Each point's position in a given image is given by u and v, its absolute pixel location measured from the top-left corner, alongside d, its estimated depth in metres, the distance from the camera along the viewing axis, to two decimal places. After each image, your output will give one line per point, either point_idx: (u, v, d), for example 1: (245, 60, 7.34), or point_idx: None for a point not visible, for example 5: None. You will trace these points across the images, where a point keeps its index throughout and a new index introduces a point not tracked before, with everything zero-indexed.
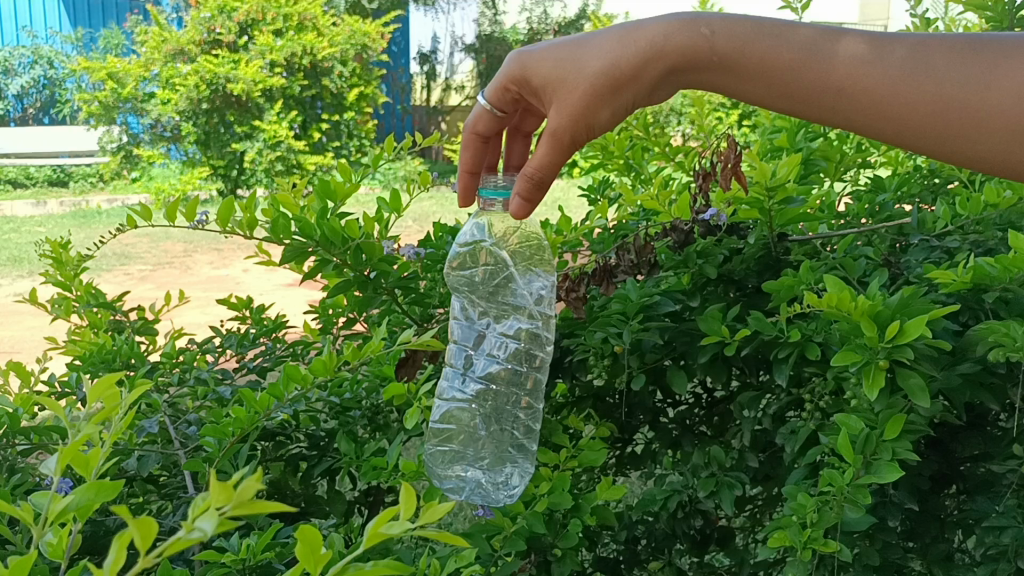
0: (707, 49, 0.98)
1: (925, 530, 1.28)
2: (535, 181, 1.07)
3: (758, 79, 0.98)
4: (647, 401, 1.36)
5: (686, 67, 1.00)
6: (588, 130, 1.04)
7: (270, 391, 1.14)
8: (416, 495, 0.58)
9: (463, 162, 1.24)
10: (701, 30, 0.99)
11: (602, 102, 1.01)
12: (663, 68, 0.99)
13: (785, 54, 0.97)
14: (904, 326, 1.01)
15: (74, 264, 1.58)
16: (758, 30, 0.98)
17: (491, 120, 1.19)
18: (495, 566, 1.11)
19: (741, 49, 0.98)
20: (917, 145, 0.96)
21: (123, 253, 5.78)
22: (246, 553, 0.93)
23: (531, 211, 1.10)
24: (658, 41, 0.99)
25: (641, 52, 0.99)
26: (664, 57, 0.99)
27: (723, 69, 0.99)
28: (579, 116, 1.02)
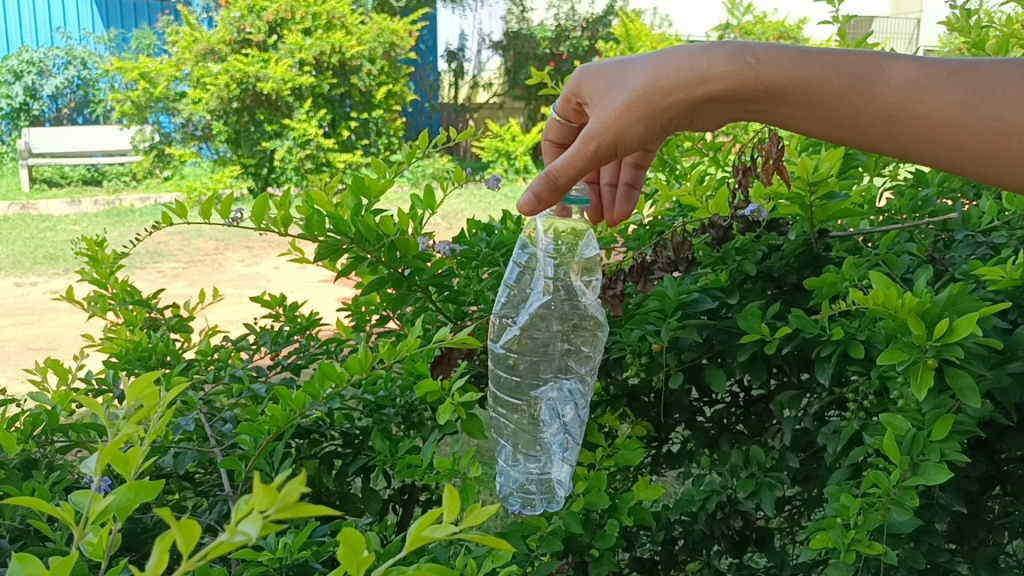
0: (752, 78, 0.96)
1: (972, 533, 1.24)
2: (551, 182, 1.04)
3: (805, 105, 0.96)
4: (685, 399, 1.33)
5: (729, 96, 0.98)
6: (618, 144, 1.02)
7: (306, 389, 1.14)
8: (459, 498, 0.57)
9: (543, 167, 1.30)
10: (747, 60, 0.97)
11: (636, 118, 1.00)
12: (704, 94, 0.97)
13: (833, 82, 0.95)
14: (953, 324, 0.98)
15: (110, 262, 1.59)
16: (804, 58, 0.96)
17: (563, 131, 1.25)
18: (531, 567, 1.09)
19: (787, 78, 0.96)
20: (974, 172, 0.94)
21: (156, 251, 5.84)
22: (283, 552, 0.92)
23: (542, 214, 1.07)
24: (700, 67, 0.97)
25: (682, 73, 0.97)
26: (707, 83, 0.97)
27: (769, 97, 0.97)
28: (611, 126, 1.01)
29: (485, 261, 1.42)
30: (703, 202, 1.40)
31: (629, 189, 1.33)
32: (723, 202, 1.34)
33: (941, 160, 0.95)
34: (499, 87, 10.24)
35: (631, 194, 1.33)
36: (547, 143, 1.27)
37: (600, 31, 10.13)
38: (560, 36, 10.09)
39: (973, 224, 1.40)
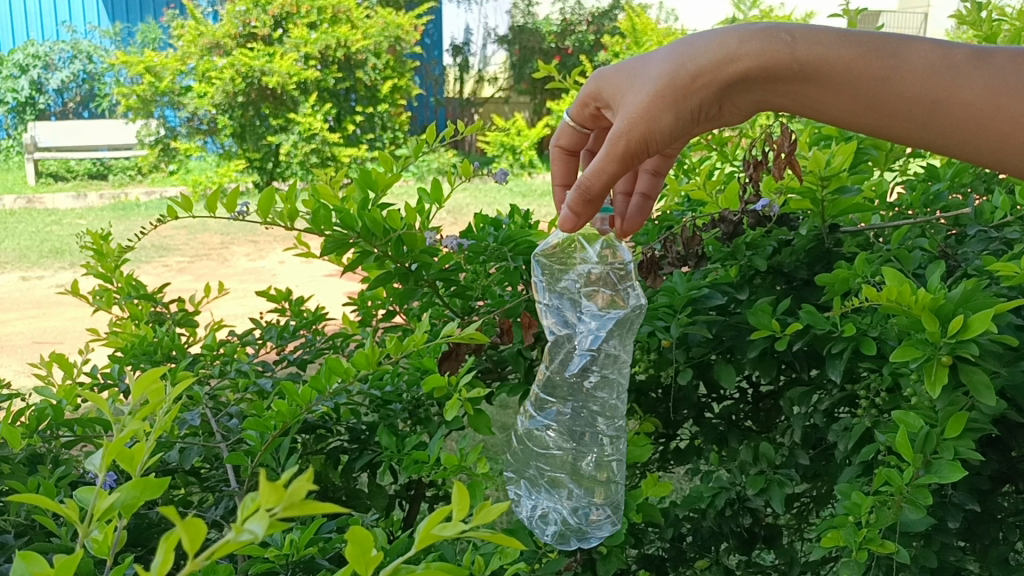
0: (788, 56, 0.97)
1: (985, 531, 1.21)
2: (584, 194, 1.07)
3: (842, 89, 0.96)
4: (693, 395, 1.31)
5: (763, 76, 0.98)
6: (646, 137, 1.02)
7: (312, 384, 1.13)
8: (469, 495, 0.55)
9: (555, 177, 1.29)
10: (782, 37, 0.97)
11: (664, 106, 1.00)
12: (735, 72, 0.98)
13: (870, 64, 0.95)
14: (967, 321, 0.97)
15: (115, 256, 1.58)
16: (840, 40, 0.96)
17: (574, 136, 1.24)
18: (538, 563, 1.10)
19: (824, 57, 0.96)
20: (1015, 163, 0.94)
21: (162, 245, 5.85)
22: (290, 549, 0.92)
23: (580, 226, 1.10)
24: (731, 45, 0.98)
25: (710, 55, 0.98)
26: (740, 60, 0.98)
27: (805, 78, 0.97)
28: (639, 118, 1.01)
29: (492, 255, 1.34)
30: (712, 197, 1.40)
31: (643, 200, 1.30)
32: (732, 196, 1.33)
33: (984, 153, 0.95)
34: (504, 82, 10.21)
35: (645, 205, 1.30)
36: (557, 149, 1.26)
37: (606, 25, 10.06)
38: (566, 30, 10.05)
39: (986, 219, 1.39)
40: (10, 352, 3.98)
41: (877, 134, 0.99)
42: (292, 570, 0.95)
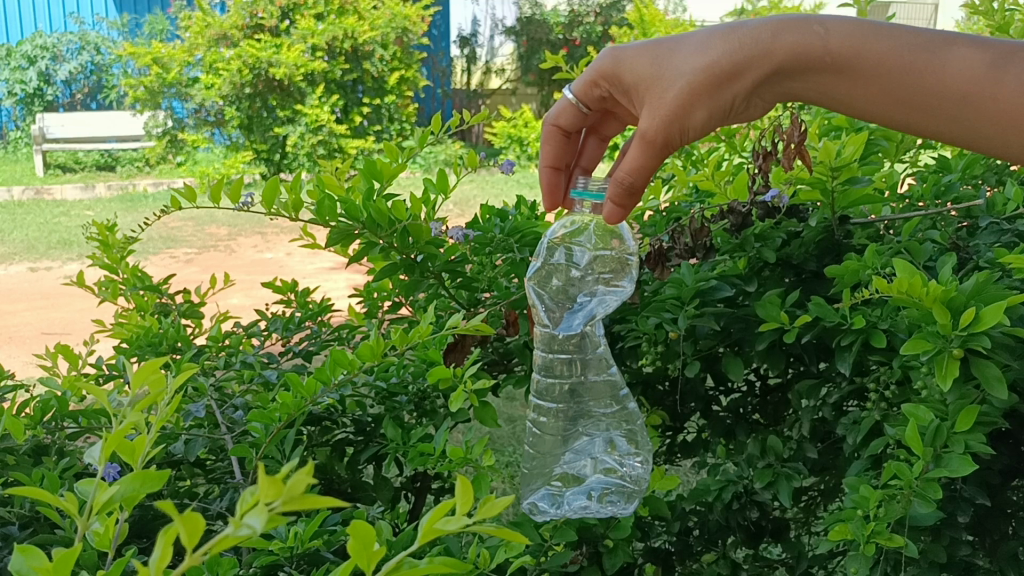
0: (820, 48, 1.00)
1: (995, 526, 1.20)
2: (629, 189, 1.09)
3: (871, 81, 1.00)
4: (700, 388, 1.32)
5: (794, 67, 1.01)
6: (680, 131, 1.05)
7: (317, 375, 1.12)
8: (473, 489, 0.54)
9: (544, 158, 1.27)
10: (815, 30, 1.00)
11: (699, 101, 1.02)
12: (769, 65, 1.01)
13: (901, 58, 0.98)
14: (980, 313, 0.95)
15: (121, 248, 1.57)
16: (871, 31, 1.00)
17: (575, 115, 1.23)
18: (545, 557, 1.09)
19: (855, 49, 0.99)
20: None
21: (169, 237, 5.86)
22: (294, 541, 0.92)
23: (623, 217, 1.11)
24: (766, 38, 1.00)
25: (747, 50, 1.00)
26: (773, 53, 1.01)
27: (834, 70, 1.00)
28: (672, 114, 1.03)
29: (498, 247, 1.34)
30: (721, 187, 1.39)
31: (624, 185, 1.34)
32: (742, 186, 1.34)
33: (1007, 146, 0.98)
34: (512, 73, 10.18)
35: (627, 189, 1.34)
36: (552, 127, 1.25)
37: (613, 16, 9.98)
38: (573, 22, 10.01)
39: (998, 212, 1.37)
40: (18, 343, 3.99)
41: (901, 125, 1.02)
42: (296, 562, 0.94)
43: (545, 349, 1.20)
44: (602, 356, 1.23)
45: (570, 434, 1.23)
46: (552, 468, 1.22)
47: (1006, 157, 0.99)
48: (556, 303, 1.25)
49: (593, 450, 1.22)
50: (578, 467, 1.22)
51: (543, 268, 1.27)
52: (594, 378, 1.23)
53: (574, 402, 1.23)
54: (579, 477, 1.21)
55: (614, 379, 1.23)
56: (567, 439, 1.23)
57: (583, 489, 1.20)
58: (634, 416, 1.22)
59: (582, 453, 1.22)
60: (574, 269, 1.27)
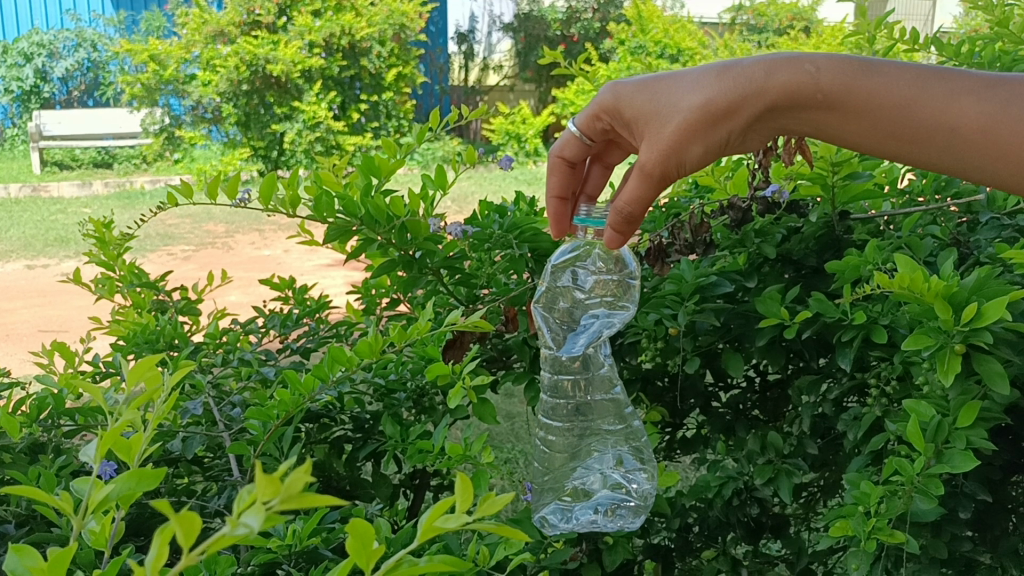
0: (812, 86, 0.96)
1: (995, 522, 1.20)
2: (627, 218, 1.07)
3: (863, 117, 0.97)
4: (699, 384, 1.31)
5: (789, 105, 0.98)
6: (678, 166, 1.02)
7: (315, 373, 1.12)
8: (473, 486, 0.53)
9: (549, 189, 1.21)
10: (806, 68, 0.97)
11: (696, 138, 0.99)
12: (763, 104, 0.98)
13: (893, 93, 0.95)
14: (982, 308, 0.95)
15: (118, 245, 1.56)
16: (863, 67, 0.97)
17: (578, 146, 1.17)
18: (545, 553, 1.11)
19: (847, 86, 0.96)
20: None
21: (167, 234, 5.85)
22: (293, 539, 0.91)
23: (623, 243, 1.11)
24: (759, 77, 0.97)
25: (742, 88, 0.97)
26: (766, 93, 0.97)
27: (828, 108, 0.97)
28: (669, 150, 1.00)
29: (497, 243, 1.30)
30: (721, 183, 1.38)
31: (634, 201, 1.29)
32: (741, 181, 1.33)
33: (1004, 178, 0.95)
34: (509, 70, 10.16)
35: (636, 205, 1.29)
36: (556, 158, 1.19)
37: (611, 12, 9.96)
38: (571, 18, 10.00)
39: (998, 207, 1.37)
40: (16, 341, 3.98)
41: (897, 158, 0.98)
42: (295, 560, 0.94)
43: (549, 371, 1.20)
44: (606, 377, 1.21)
45: (578, 451, 1.21)
46: (563, 483, 1.19)
47: (1003, 187, 0.96)
48: (559, 325, 1.23)
49: (601, 466, 1.19)
50: (588, 482, 1.19)
51: (550, 292, 1.24)
52: (599, 397, 1.21)
53: (580, 420, 1.22)
54: (587, 491, 1.18)
55: (619, 398, 1.21)
56: (576, 455, 1.21)
57: (590, 504, 1.17)
58: (639, 433, 1.20)
59: (591, 471, 1.19)
60: (580, 290, 1.23)
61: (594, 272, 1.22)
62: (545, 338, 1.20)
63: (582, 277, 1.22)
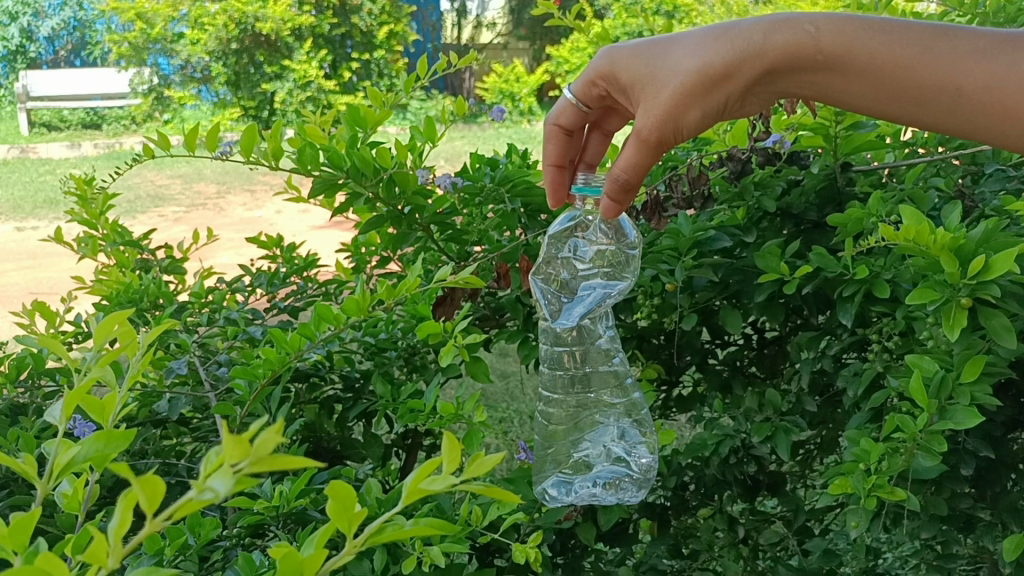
0: (812, 47, 0.92)
1: (995, 479, 1.16)
2: (623, 185, 1.04)
3: (865, 77, 0.92)
4: (696, 341, 1.29)
5: (789, 67, 0.94)
6: (675, 132, 0.99)
7: (301, 331, 1.09)
8: (460, 446, 0.50)
9: (546, 156, 1.19)
10: (806, 29, 0.93)
11: (692, 102, 0.96)
12: (761, 66, 0.94)
13: (896, 52, 0.91)
14: (989, 261, 0.92)
15: (99, 202, 1.52)
16: (866, 26, 0.92)
17: (575, 114, 1.15)
18: (539, 513, 1.09)
19: (849, 47, 0.92)
20: None
21: (157, 195, 5.78)
22: (280, 501, 0.89)
23: (620, 211, 1.08)
24: (758, 39, 0.93)
25: (739, 49, 0.93)
26: (765, 55, 0.93)
27: (829, 69, 0.93)
28: (665, 115, 0.97)
29: (489, 197, 1.28)
30: (719, 135, 1.34)
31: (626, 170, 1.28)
32: (740, 133, 1.31)
33: (1011, 137, 0.90)
34: (503, 27, 10.02)
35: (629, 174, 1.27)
36: (552, 127, 1.17)
37: None
38: None
39: (1003, 158, 1.33)
40: (6, 304, 3.94)
41: (901, 121, 0.94)
42: (283, 522, 0.92)
43: (547, 343, 1.20)
44: (605, 349, 1.21)
45: (581, 422, 1.22)
46: (566, 454, 1.18)
47: (1011, 148, 0.92)
48: (556, 294, 1.21)
49: (603, 439, 1.19)
50: (589, 455, 1.19)
51: (547, 263, 1.22)
52: (599, 369, 1.21)
53: (580, 391, 1.22)
54: (589, 463, 1.18)
55: (619, 369, 1.21)
56: (577, 426, 1.21)
57: (590, 476, 1.17)
58: (639, 406, 1.19)
59: (594, 442, 1.20)
60: (578, 261, 1.22)
61: (592, 243, 1.21)
62: (541, 307, 1.18)
63: (582, 248, 1.21)
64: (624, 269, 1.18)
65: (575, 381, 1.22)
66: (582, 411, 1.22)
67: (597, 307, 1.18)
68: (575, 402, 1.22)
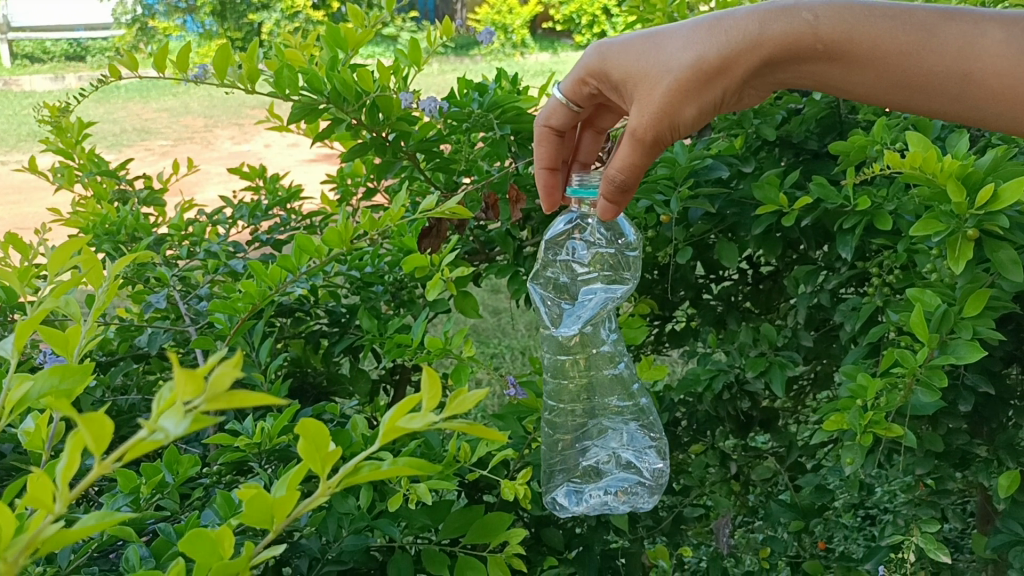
0: (811, 35, 0.88)
1: (992, 415, 1.15)
2: (620, 187, 0.98)
3: (869, 66, 0.87)
4: (690, 276, 1.26)
5: (787, 57, 0.89)
6: (672, 129, 0.93)
7: (281, 264, 1.05)
8: (440, 382, 0.47)
9: (538, 159, 1.09)
10: (803, 17, 0.88)
11: (689, 98, 0.91)
12: (759, 58, 0.89)
13: (899, 38, 0.86)
14: (998, 190, 0.88)
15: (75, 131, 1.46)
16: (866, 12, 0.87)
17: (567, 114, 1.06)
18: (528, 449, 1.06)
19: (849, 34, 0.87)
20: None
21: (144, 129, 5.68)
22: (262, 438, 0.86)
23: (618, 213, 1.01)
24: (753, 29, 0.88)
25: (734, 42, 0.89)
26: (762, 46, 0.89)
27: (829, 59, 0.88)
28: (660, 111, 0.91)
29: (477, 123, 1.21)
30: None
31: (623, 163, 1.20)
32: None
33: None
34: None
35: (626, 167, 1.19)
36: (543, 127, 1.07)
37: None
38: None
39: None
40: None
41: (907, 111, 0.89)
42: (265, 458, 0.89)
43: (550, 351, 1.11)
44: (608, 354, 1.14)
45: (588, 431, 1.13)
46: (575, 463, 1.12)
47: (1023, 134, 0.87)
48: (556, 301, 1.18)
49: (611, 445, 1.13)
50: (598, 462, 1.13)
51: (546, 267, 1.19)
52: (603, 373, 1.14)
53: (585, 399, 1.13)
54: (599, 471, 1.13)
55: (624, 374, 1.15)
56: (584, 435, 1.13)
57: (602, 485, 1.13)
58: (647, 411, 1.13)
59: (602, 449, 1.14)
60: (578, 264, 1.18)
61: (591, 245, 1.17)
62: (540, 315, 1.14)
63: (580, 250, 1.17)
64: (625, 271, 1.16)
65: (580, 386, 1.12)
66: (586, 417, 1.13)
67: (601, 311, 1.14)
68: (580, 409, 1.13)
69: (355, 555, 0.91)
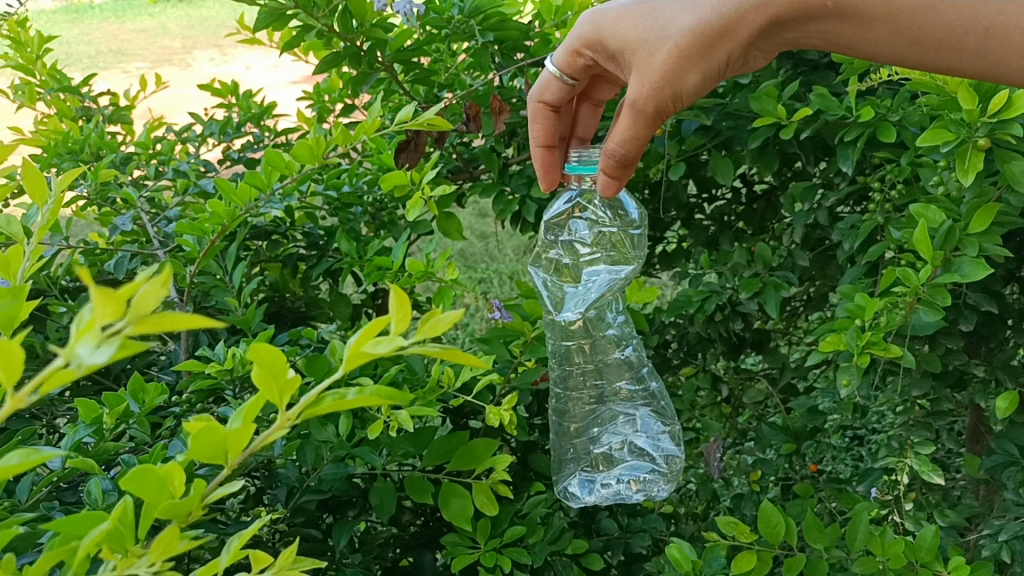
0: None
1: (992, 334, 1.12)
2: (621, 160, 0.93)
3: (882, 23, 0.82)
4: (683, 195, 1.21)
5: (796, 15, 0.84)
6: (674, 98, 0.87)
7: (250, 181, 0.99)
8: (410, 302, 0.42)
9: (533, 137, 1.05)
10: None
11: (691, 64, 0.85)
12: (766, 19, 0.84)
13: None
14: (1011, 97, 0.84)
15: (34, 45, 1.38)
16: None
17: (561, 89, 1.01)
18: (514, 375, 1.03)
19: None
20: None
21: (119, 50, 5.50)
22: (233, 364, 0.82)
23: (619, 187, 0.98)
24: None
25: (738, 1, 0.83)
26: (769, 6, 0.83)
27: (840, 15, 0.83)
28: (663, 79, 0.86)
29: (458, 31, 1.13)
30: None
31: None
32: None
33: None
34: None
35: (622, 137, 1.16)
36: (537, 103, 1.03)
37: None
38: None
39: None
40: None
41: (921, 68, 0.83)
42: (238, 385, 0.85)
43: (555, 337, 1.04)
44: (615, 337, 1.11)
45: (599, 417, 1.11)
46: (587, 450, 1.09)
47: None
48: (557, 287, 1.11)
49: (623, 431, 1.10)
50: (609, 450, 1.10)
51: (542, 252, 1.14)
52: (612, 359, 1.12)
53: (595, 387, 1.11)
54: (611, 459, 1.09)
55: (633, 359, 1.12)
56: (596, 421, 1.11)
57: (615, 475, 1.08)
58: (659, 396, 1.13)
59: (614, 435, 1.10)
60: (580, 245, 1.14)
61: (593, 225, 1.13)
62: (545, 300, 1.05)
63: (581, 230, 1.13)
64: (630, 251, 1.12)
65: (591, 372, 1.11)
66: (598, 405, 1.11)
67: (606, 292, 1.10)
68: (590, 396, 1.11)
69: (334, 484, 0.88)
